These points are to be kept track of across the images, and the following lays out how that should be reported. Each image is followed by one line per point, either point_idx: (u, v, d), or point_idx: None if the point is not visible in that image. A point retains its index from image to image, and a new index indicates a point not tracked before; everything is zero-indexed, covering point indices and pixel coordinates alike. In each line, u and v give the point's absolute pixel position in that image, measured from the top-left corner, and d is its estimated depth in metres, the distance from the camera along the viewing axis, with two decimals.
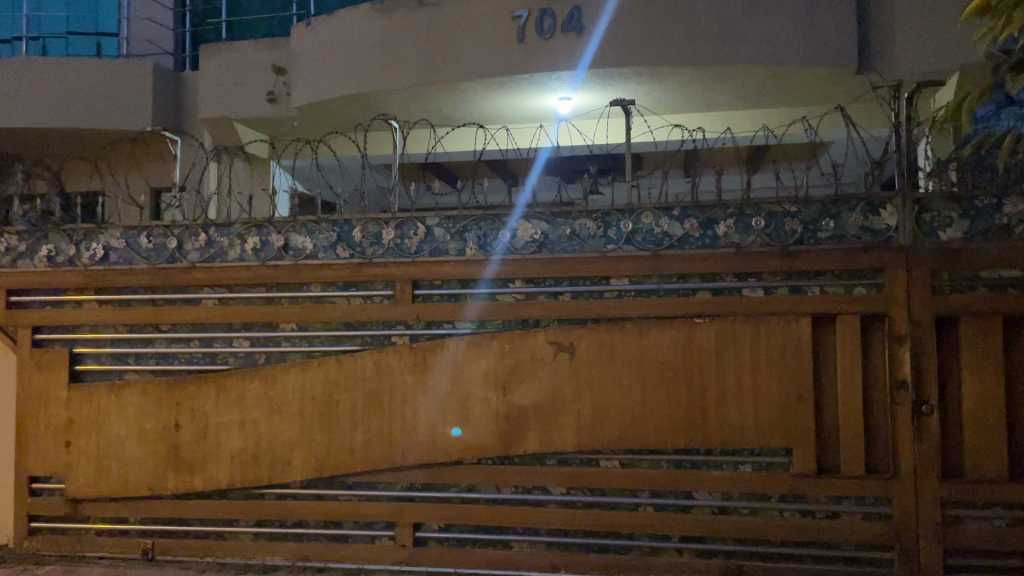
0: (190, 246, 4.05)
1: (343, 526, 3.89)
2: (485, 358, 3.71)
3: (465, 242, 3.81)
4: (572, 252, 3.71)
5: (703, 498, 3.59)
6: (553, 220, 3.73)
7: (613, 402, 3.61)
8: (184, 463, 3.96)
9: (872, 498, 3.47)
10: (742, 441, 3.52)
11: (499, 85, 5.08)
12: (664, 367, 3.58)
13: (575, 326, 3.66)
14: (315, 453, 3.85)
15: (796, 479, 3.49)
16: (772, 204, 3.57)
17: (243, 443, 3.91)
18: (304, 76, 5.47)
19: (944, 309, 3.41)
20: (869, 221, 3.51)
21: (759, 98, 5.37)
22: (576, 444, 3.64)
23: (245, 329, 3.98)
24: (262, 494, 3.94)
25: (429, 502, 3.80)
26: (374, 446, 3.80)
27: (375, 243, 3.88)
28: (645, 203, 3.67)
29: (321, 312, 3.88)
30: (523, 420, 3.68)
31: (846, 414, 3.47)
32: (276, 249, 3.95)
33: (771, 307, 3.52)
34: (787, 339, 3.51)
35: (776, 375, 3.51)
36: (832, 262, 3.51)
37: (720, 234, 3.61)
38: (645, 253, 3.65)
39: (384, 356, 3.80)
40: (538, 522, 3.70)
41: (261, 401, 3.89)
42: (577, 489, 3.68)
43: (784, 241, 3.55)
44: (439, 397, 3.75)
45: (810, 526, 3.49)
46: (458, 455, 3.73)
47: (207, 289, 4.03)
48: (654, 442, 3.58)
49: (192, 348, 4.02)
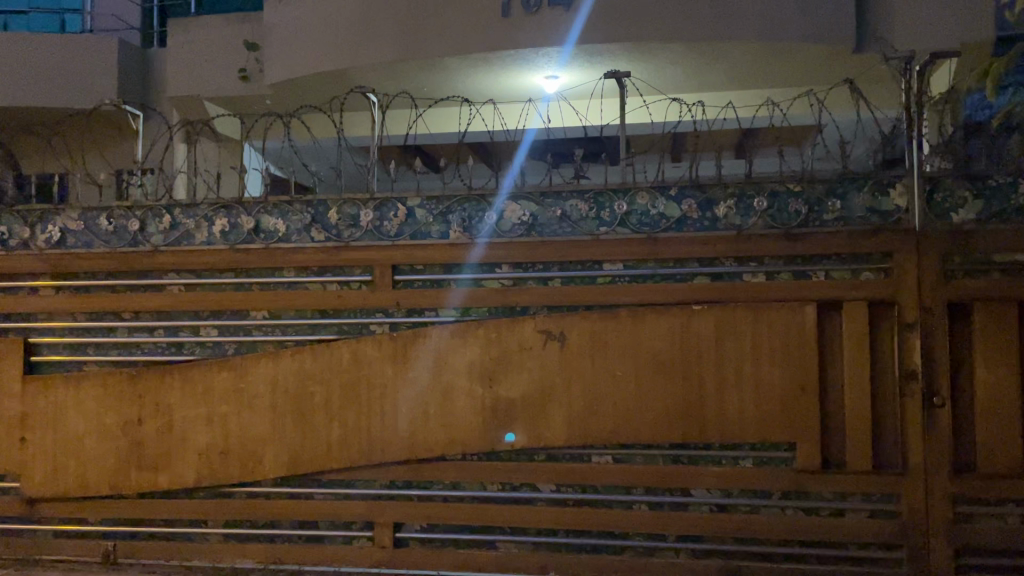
0: (153, 228, 3.77)
1: (318, 526, 3.66)
2: (470, 348, 3.49)
3: (448, 225, 3.58)
4: (563, 235, 3.49)
5: (701, 495, 3.40)
6: (542, 200, 3.51)
7: (606, 394, 3.40)
8: (148, 460, 3.71)
9: (878, 495, 3.29)
10: (743, 435, 3.32)
11: (483, 62, 4.84)
12: (660, 356, 3.37)
13: (566, 313, 3.44)
14: (289, 449, 3.61)
15: (800, 475, 3.31)
16: (775, 183, 3.37)
17: (211, 439, 3.66)
18: (277, 52, 5.20)
19: (956, 294, 3.23)
20: (878, 202, 3.32)
21: (754, 78, 5.16)
22: (567, 439, 3.42)
23: (213, 317, 3.73)
24: (232, 493, 3.69)
25: (410, 501, 3.58)
26: (352, 442, 3.57)
27: (352, 225, 3.63)
28: (640, 183, 3.45)
29: (294, 298, 3.64)
30: (510, 414, 3.46)
31: (852, 406, 3.28)
32: (245, 232, 3.70)
33: (775, 293, 3.32)
34: (790, 327, 3.31)
35: (778, 365, 3.31)
36: (838, 245, 3.31)
37: (720, 216, 3.40)
38: (640, 236, 3.44)
39: (362, 345, 3.57)
40: (526, 521, 3.49)
41: (230, 394, 3.64)
42: (566, 486, 3.47)
43: (788, 223, 3.35)
44: (421, 390, 3.52)
45: (814, 525, 3.31)
46: (441, 451, 3.50)
47: (172, 275, 3.76)
48: (650, 436, 3.38)
49: (156, 338, 3.76)
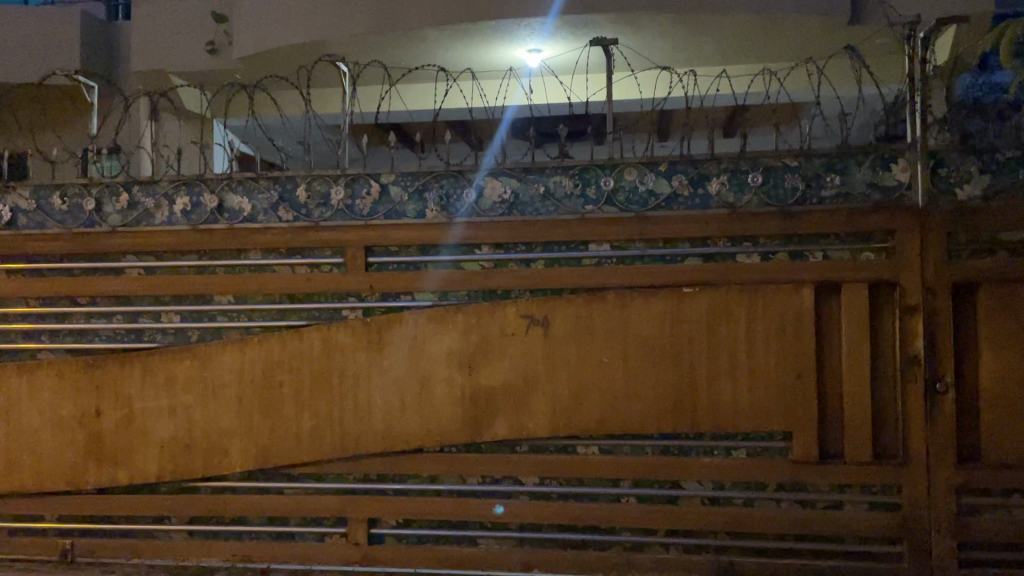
0: (110, 207, 3.54)
1: (288, 523, 3.46)
2: (449, 334, 3.29)
3: (424, 203, 3.37)
4: (547, 214, 3.30)
5: (692, 487, 3.22)
6: (525, 176, 3.32)
7: (592, 381, 3.22)
8: (107, 453, 3.49)
9: (878, 487, 3.13)
10: (736, 424, 3.15)
11: (462, 34, 4.59)
12: (649, 342, 3.19)
13: (549, 296, 3.25)
14: (257, 441, 3.40)
15: (797, 466, 3.14)
16: (771, 158, 3.19)
17: (174, 432, 3.45)
18: (246, 23, 4.95)
19: (961, 275, 3.06)
20: (879, 177, 3.14)
21: (745, 52, 4.97)
22: (551, 430, 3.24)
23: (175, 302, 3.50)
24: (197, 488, 3.49)
25: (386, 495, 3.38)
26: (324, 434, 3.37)
27: (322, 203, 3.42)
28: (629, 158, 3.26)
29: (262, 282, 3.42)
30: (491, 404, 3.27)
31: (852, 394, 3.11)
32: (209, 211, 3.47)
33: (770, 274, 3.14)
34: (786, 311, 3.13)
35: (774, 351, 3.13)
36: (838, 224, 3.13)
37: (712, 193, 3.21)
38: (628, 215, 3.24)
39: (334, 332, 3.36)
40: (507, 515, 3.30)
41: (194, 383, 3.43)
42: (551, 479, 3.29)
43: (784, 200, 3.17)
44: (397, 378, 3.32)
45: (811, 519, 3.14)
46: (419, 443, 3.31)
47: (131, 257, 3.54)
48: (638, 425, 3.20)
49: (114, 324, 3.53)
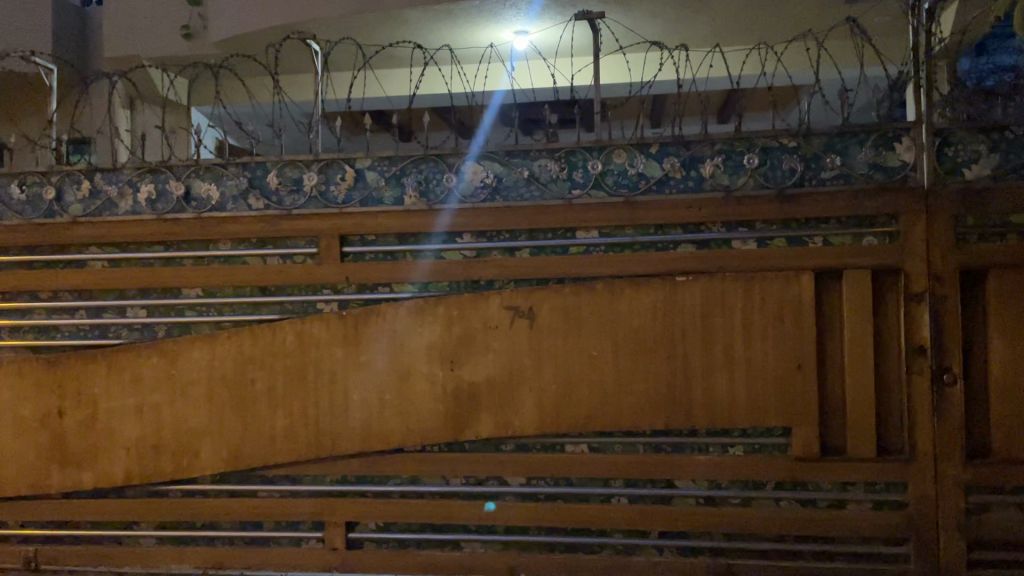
0: (72, 196, 3.35)
1: (262, 527, 3.29)
2: (429, 327, 3.11)
3: (402, 189, 3.19)
4: (531, 199, 3.12)
5: (687, 487, 3.05)
6: (508, 160, 3.14)
7: (581, 376, 3.05)
8: (71, 456, 3.32)
9: (883, 484, 2.97)
10: (731, 420, 2.98)
11: (445, 15, 4.40)
12: (640, 335, 3.02)
13: (535, 286, 3.07)
14: (228, 442, 3.23)
15: (796, 464, 2.98)
16: (767, 138, 3.02)
17: (141, 432, 3.27)
18: (221, 5, 4.75)
19: (969, 260, 2.90)
20: (883, 157, 2.97)
21: (740, 32, 4.79)
22: (538, 428, 3.07)
23: (141, 296, 3.32)
24: (166, 492, 3.31)
25: (364, 498, 3.21)
26: (298, 434, 3.19)
27: (294, 190, 3.24)
28: (618, 140, 3.08)
29: (232, 274, 3.25)
30: (474, 400, 3.10)
31: (854, 386, 2.95)
32: (175, 199, 3.29)
33: (767, 261, 2.97)
34: (784, 299, 2.96)
35: (772, 341, 2.96)
36: (839, 206, 2.97)
37: (706, 175, 3.04)
38: (617, 199, 3.07)
39: (308, 326, 3.18)
40: (492, 518, 3.14)
41: (162, 382, 3.25)
42: (538, 479, 3.12)
43: (782, 182, 3.00)
44: (375, 375, 3.15)
45: (812, 519, 2.98)
46: (398, 442, 3.14)
47: (94, 249, 3.35)
48: (629, 422, 3.03)
49: (77, 320, 3.34)
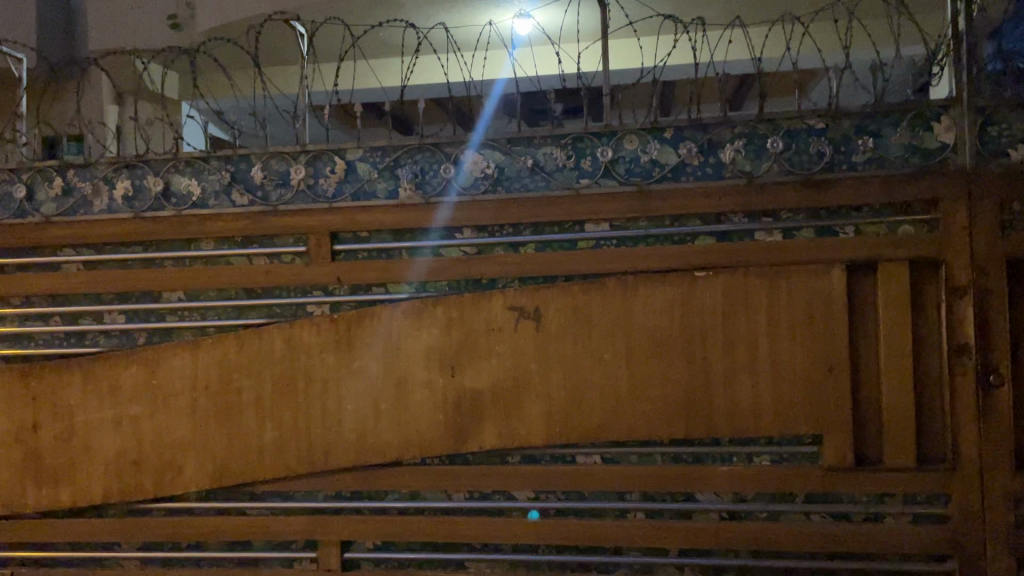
0: (44, 194, 3.13)
1: (252, 547, 3.07)
2: (428, 329, 2.88)
3: (397, 181, 2.95)
4: (535, 190, 2.88)
5: (709, 500, 2.81)
6: (510, 148, 2.90)
7: (592, 381, 2.81)
8: (47, 473, 3.10)
9: (923, 496, 2.72)
10: (756, 427, 2.74)
11: None
12: (656, 336, 2.78)
13: (541, 285, 2.84)
14: (212, 456, 3.00)
15: (828, 475, 2.73)
16: (792, 120, 2.77)
17: (120, 447, 3.05)
18: None
19: (1016, 250, 2.66)
20: (920, 138, 2.73)
21: (757, 12, 4.55)
22: (546, 438, 2.83)
23: (119, 300, 3.10)
24: (149, 510, 3.09)
25: (360, 515, 2.98)
26: (288, 447, 2.96)
27: (280, 184, 3.00)
28: (629, 125, 2.84)
29: (215, 276, 3.02)
30: (477, 409, 2.87)
31: (890, 389, 2.70)
32: (153, 196, 3.06)
33: (794, 254, 2.73)
34: (813, 295, 2.71)
35: (801, 341, 2.72)
36: (871, 193, 2.72)
37: (725, 161, 2.79)
38: (629, 189, 2.83)
39: (298, 331, 2.95)
40: (498, 535, 2.90)
41: (142, 392, 3.03)
42: (548, 493, 2.89)
43: (808, 167, 2.75)
44: (369, 383, 2.92)
45: (846, 534, 2.73)
46: (396, 455, 2.91)
47: (69, 250, 3.13)
48: (645, 430, 2.79)
49: (52, 326, 3.12)
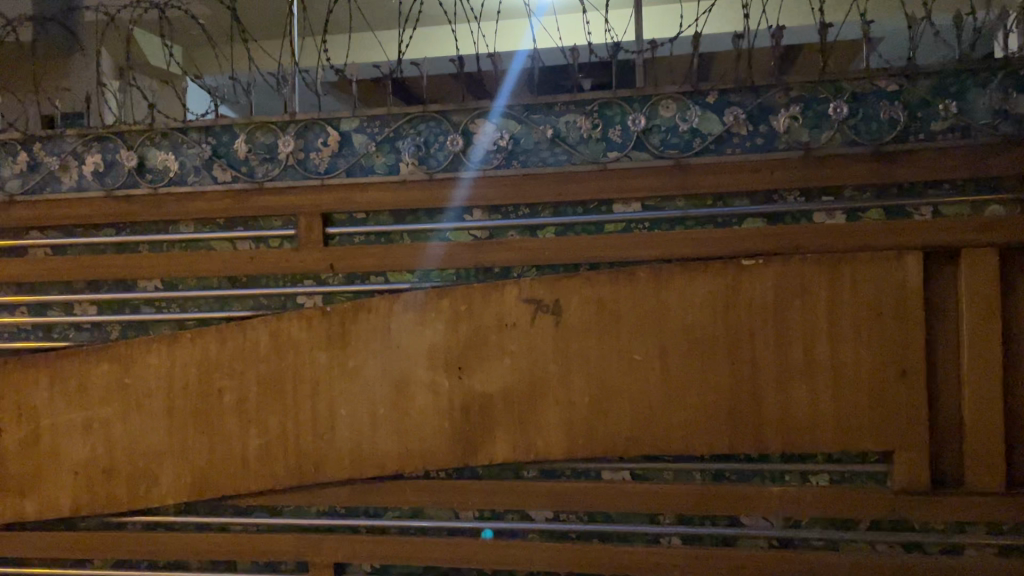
0: (8, 170, 2.81)
1: (236, 568, 2.73)
2: (432, 324, 2.51)
3: (397, 154, 2.58)
4: (555, 165, 2.49)
5: (757, 525, 2.42)
6: (527, 117, 2.51)
7: (620, 386, 2.42)
8: (11, 480, 2.78)
9: (1011, 525, 2.31)
10: (812, 442, 2.34)
11: None
12: (696, 334, 2.38)
13: (561, 274, 2.46)
14: (191, 466, 2.67)
15: (898, 498, 2.32)
16: (859, 81, 2.36)
17: (90, 453, 2.72)
18: None
19: None
20: (1012, 102, 2.30)
21: None
22: (568, 451, 2.45)
23: (90, 289, 2.77)
24: (123, 524, 2.76)
25: (356, 534, 2.63)
26: (275, 457, 2.62)
27: (266, 158, 2.65)
28: (665, 88, 2.44)
29: (194, 263, 2.68)
30: (487, 416, 2.50)
31: (973, 398, 2.29)
32: (126, 172, 2.73)
33: (859, 239, 2.33)
34: (883, 287, 2.30)
35: (867, 340, 2.31)
36: (953, 167, 2.30)
37: (779, 130, 2.38)
38: (664, 162, 2.43)
39: (286, 325, 2.60)
40: (512, 562, 2.53)
41: (113, 393, 2.70)
42: (569, 513, 2.51)
43: (877, 136, 2.34)
44: (366, 386, 2.56)
45: (918, 569, 2.32)
46: (396, 467, 2.55)
47: (36, 233, 2.81)
48: (682, 443, 2.40)
49: (18, 318, 2.81)
